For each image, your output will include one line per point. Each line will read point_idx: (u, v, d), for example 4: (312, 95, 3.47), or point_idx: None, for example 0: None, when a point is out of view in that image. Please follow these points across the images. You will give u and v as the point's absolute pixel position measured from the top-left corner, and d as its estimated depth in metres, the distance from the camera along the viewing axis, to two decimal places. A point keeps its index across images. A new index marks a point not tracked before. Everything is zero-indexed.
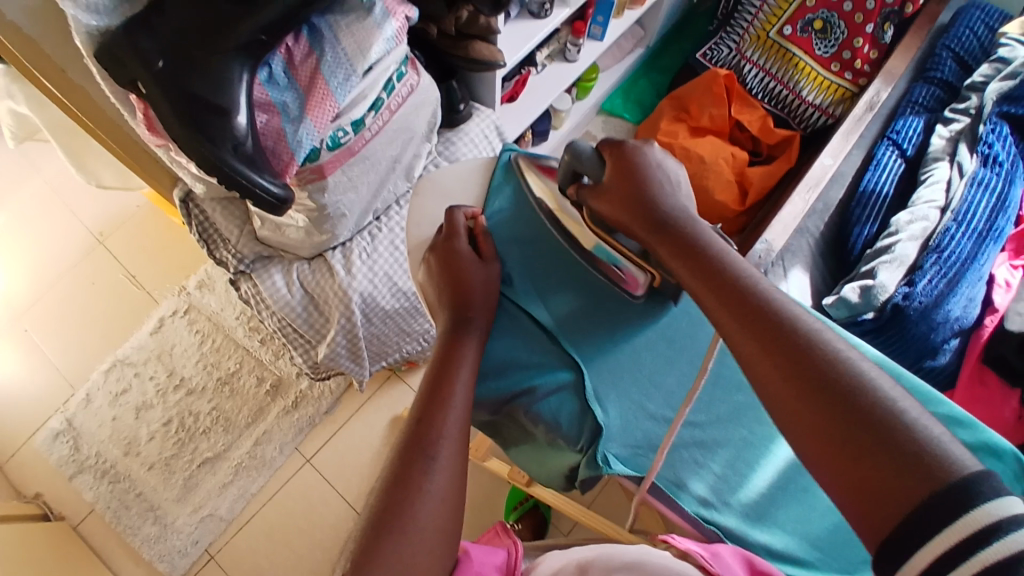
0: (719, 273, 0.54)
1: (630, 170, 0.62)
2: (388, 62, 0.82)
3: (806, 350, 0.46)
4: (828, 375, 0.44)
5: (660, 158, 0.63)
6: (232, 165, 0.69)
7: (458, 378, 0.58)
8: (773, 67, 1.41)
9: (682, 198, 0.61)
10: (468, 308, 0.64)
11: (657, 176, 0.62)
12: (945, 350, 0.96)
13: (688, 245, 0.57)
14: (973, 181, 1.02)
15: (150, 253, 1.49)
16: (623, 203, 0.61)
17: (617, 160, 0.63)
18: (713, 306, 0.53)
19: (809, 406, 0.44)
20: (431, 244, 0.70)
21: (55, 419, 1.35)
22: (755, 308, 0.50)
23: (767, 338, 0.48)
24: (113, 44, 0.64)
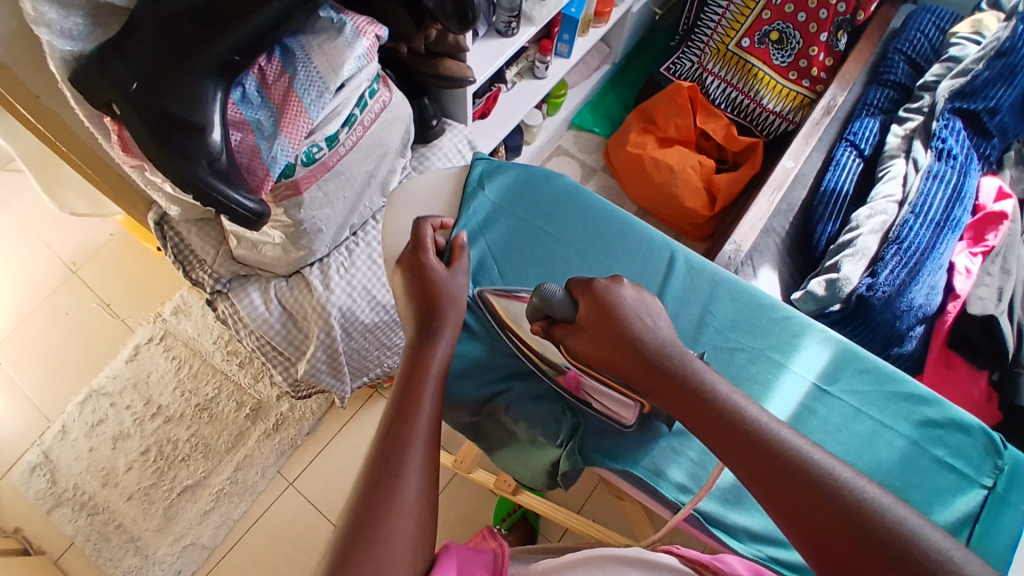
0: (725, 412, 0.52)
1: (603, 316, 0.59)
2: (360, 79, 0.84)
3: (824, 496, 0.46)
4: (859, 519, 0.45)
5: (634, 295, 0.61)
6: (207, 181, 0.70)
7: (427, 388, 0.55)
8: (733, 78, 1.46)
9: (662, 330, 0.60)
10: (434, 317, 0.62)
11: (638, 313, 0.59)
12: (911, 337, 0.99)
13: (686, 383, 0.55)
14: (928, 174, 1.07)
15: (125, 282, 1.47)
16: (605, 345, 0.58)
17: (592, 307, 0.60)
18: (721, 449, 0.51)
19: (847, 556, 0.44)
20: (401, 259, 0.67)
21: (30, 453, 1.31)
22: (765, 448, 0.49)
23: (781, 484, 0.47)
24: (87, 69, 0.65)
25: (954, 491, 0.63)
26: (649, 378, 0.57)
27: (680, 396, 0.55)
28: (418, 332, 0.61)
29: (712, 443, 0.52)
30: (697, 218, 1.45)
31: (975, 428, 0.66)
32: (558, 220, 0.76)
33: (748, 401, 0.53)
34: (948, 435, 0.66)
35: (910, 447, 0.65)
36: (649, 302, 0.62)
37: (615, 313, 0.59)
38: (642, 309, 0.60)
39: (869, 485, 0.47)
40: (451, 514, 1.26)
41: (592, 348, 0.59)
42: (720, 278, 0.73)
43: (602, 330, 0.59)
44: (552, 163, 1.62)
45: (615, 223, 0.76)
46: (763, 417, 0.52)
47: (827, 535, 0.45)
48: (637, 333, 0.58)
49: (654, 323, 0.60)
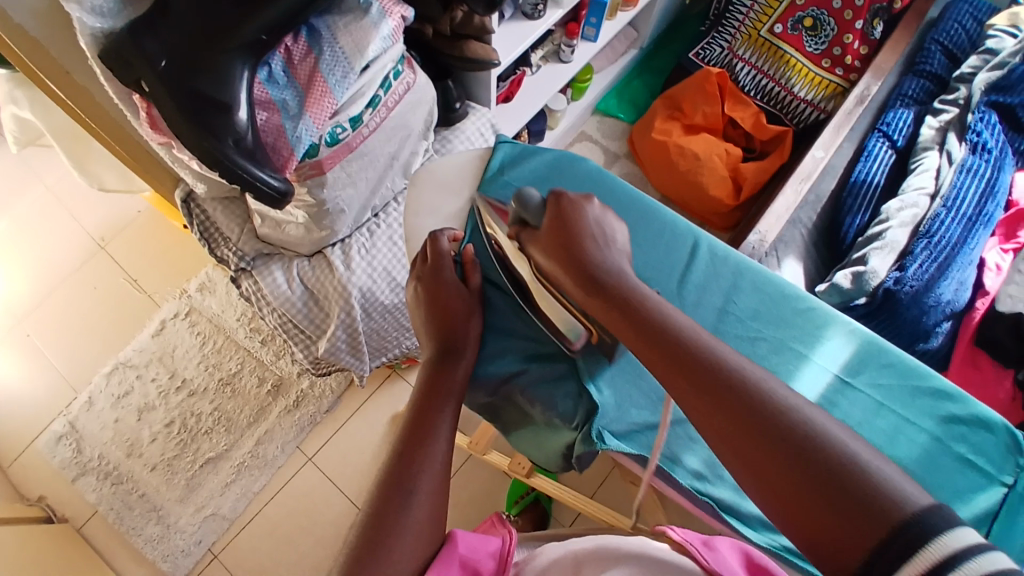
0: (668, 333, 0.54)
1: (563, 226, 0.63)
2: (385, 60, 0.84)
3: (755, 410, 0.47)
4: (788, 432, 0.45)
5: (598, 215, 0.64)
6: (232, 158, 0.71)
7: (443, 412, 0.59)
8: (764, 65, 1.43)
9: (616, 252, 0.63)
10: (454, 339, 0.64)
11: (594, 233, 0.63)
12: (938, 333, 0.98)
13: (634, 304, 0.57)
14: (961, 168, 1.04)
15: (152, 258, 1.50)
16: (561, 254, 0.62)
17: (556, 219, 0.63)
18: (662, 369, 0.53)
19: (772, 466, 0.44)
20: (413, 270, 0.70)
21: (58, 422, 1.36)
22: (704, 367, 0.50)
23: (716, 400, 0.48)
24: (119, 44, 0.65)
25: (975, 489, 0.62)
26: (598, 292, 0.59)
27: (626, 315, 0.56)
28: (437, 353, 0.64)
29: (656, 367, 0.53)
30: (722, 208, 1.43)
31: (999, 426, 0.64)
32: None
33: (689, 320, 0.55)
34: (971, 433, 0.64)
35: (932, 443, 0.64)
36: (614, 231, 0.65)
37: (576, 225, 0.62)
38: (604, 231, 0.64)
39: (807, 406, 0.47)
40: (465, 495, 1.28)
41: (550, 257, 0.63)
42: (744, 267, 0.72)
43: (563, 241, 0.62)
44: (575, 149, 1.60)
45: (640, 207, 0.75)
46: (707, 339, 0.53)
47: (755, 446, 0.46)
48: (593, 248, 0.62)
49: (611, 246, 0.63)
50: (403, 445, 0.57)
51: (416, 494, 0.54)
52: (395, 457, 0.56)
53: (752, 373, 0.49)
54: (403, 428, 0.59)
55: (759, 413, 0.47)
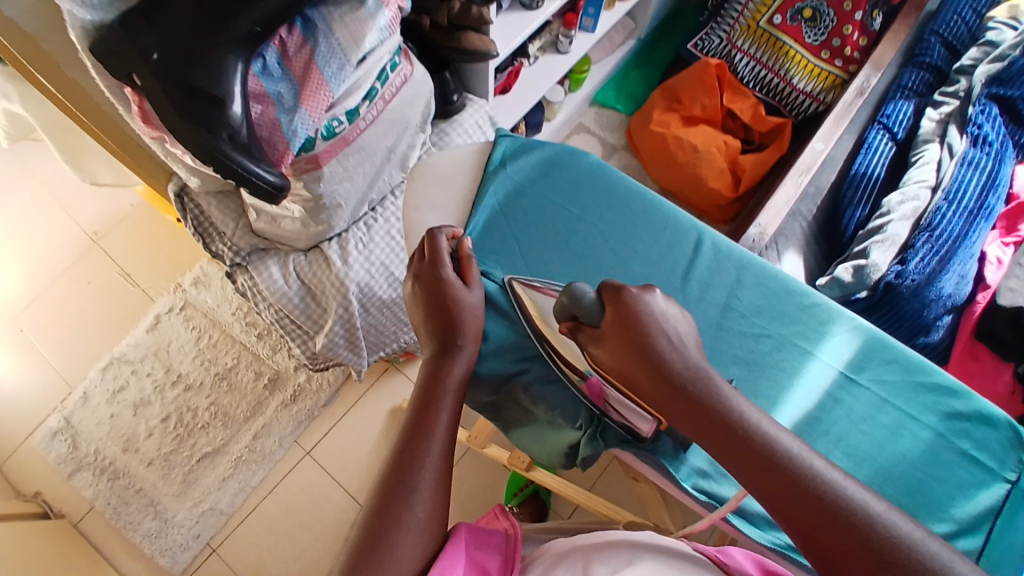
0: (749, 437, 0.52)
1: (627, 324, 0.57)
2: (382, 52, 0.83)
3: (849, 524, 0.46)
4: (886, 548, 0.45)
5: (663, 303, 0.59)
6: (228, 153, 0.70)
7: (443, 408, 0.59)
8: (763, 56, 1.42)
9: (688, 348, 0.58)
10: (455, 336, 0.63)
11: (660, 321, 0.58)
12: (939, 326, 0.98)
13: (710, 404, 0.54)
14: (963, 161, 1.04)
15: (146, 252, 1.49)
16: (631, 361, 0.56)
17: (618, 314, 0.58)
18: (747, 477, 0.51)
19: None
20: (410, 268, 0.69)
21: (53, 418, 1.35)
22: (794, 481, 0.49)
23: (807, 514, 0.48)
24: (111, 39, 0.65)
25: (978, 484, 0.62)
26: (673, 395, 0.55)
27: (703, 417, 0.54)
28: (435, 351, 0.63)
29: (746, 481, 0.51)
30: (721, 199, 1.42)
31: (1002, 421, 0.64)
32: (584, 198, 0.75)
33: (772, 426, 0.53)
34: (973, 429, 0.64)
35: (935, 439, 0.64)
36: (676, 313, 0.60)
37: (643, 326, 0.57)
38: (672, 328, 0.58)
39: (889, 511, 0.48)
40: (464, 488, 1.28)
41: (616, 358, 0.58)
42: (747, 262, 0.72)
43: (630, 345, 0.57)
44: (573, 141, 1.59)
45: (642, 202, 0.75)
46: (784, 440, 0.52)
47: (855, 567, 0.45)
48: (665, 352, 0.56)
49: (678, 335, 0.58)
50: (405, 443, 0.56)
51: (418, 493, 0.53)
52: (397, 455, 0.56)
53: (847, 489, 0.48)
54: (404, 425, 0.58)
55: (839, 517, 0.47)
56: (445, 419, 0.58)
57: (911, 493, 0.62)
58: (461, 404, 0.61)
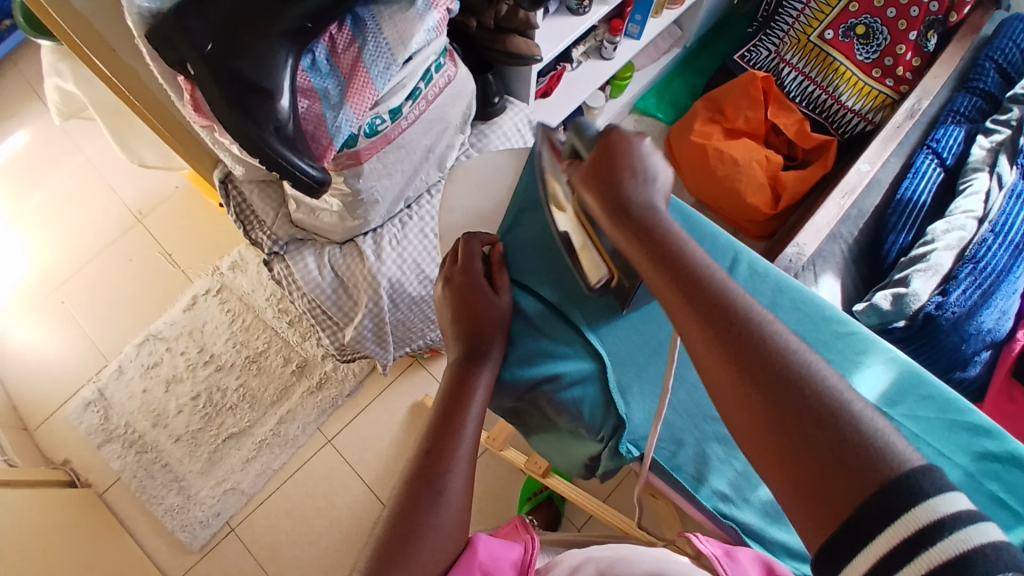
0: (705, 293, 0.49)
1: (611, 159, 0.55)
2: (428, 52, 0.84)
3: (788, 383, 0.43)
4: (817, 410, 0.42)
5: (650, 150, 0.57)
6: (275, 147, 0.72)
7: (470, 412, 0.59)
8: (812, 71, 1.39)
9: (659, 196, 0.56)
10: (483, 340, 0.64)
11: (643, 165, 0.56)
12: (976, 362, 0.95)
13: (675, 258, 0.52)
14: (1011, 193, 1.01)
15: (186, 233, 1.53)
16: (602, 196, 0.55)
17: (602, 157, 0.55)
18: (691, 331, 0.49)
19: (796, 446, 0.41)
20: (442, 270, 0.69)
21: (88, 389, 1.40)
22: (738, 337, 0.46)
23: (746, 374, 0.45)
24: (165, 26, 0.66)
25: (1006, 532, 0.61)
26: (643, 241, 0.54)
27: (667, 269, 0.52)
28: (464, 356, 0.63)
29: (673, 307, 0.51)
30: (759, 216, 1.40)
31: None
32: None
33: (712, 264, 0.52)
34: (1011, 474, 0.62)
35: (965, 480, 0.62)
36: (660, 159, 0.58)
37: (624, 164, 0.55)
38: (651, 171, 0.56)
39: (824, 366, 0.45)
40: (480, 487, 1.28)
41: (592, 192, 0.56)
42: (784, 284, 0.71)
43: (605, 178, 0.55)
44: None
45: (679, 216, 0.74)
46: (745, 301, 0.48)
47: (765, 429, 0.43)
48: (633, 190, 0.55)
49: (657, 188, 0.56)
50: (431, 441, 0.57)
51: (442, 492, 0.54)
52: (422, 452, 0.57)
53: (767, 322, 0.47)
54: (431, 425, 0.59)
55: (750, 343, 0.46)
56: (473, 422, 0.59)
57: None
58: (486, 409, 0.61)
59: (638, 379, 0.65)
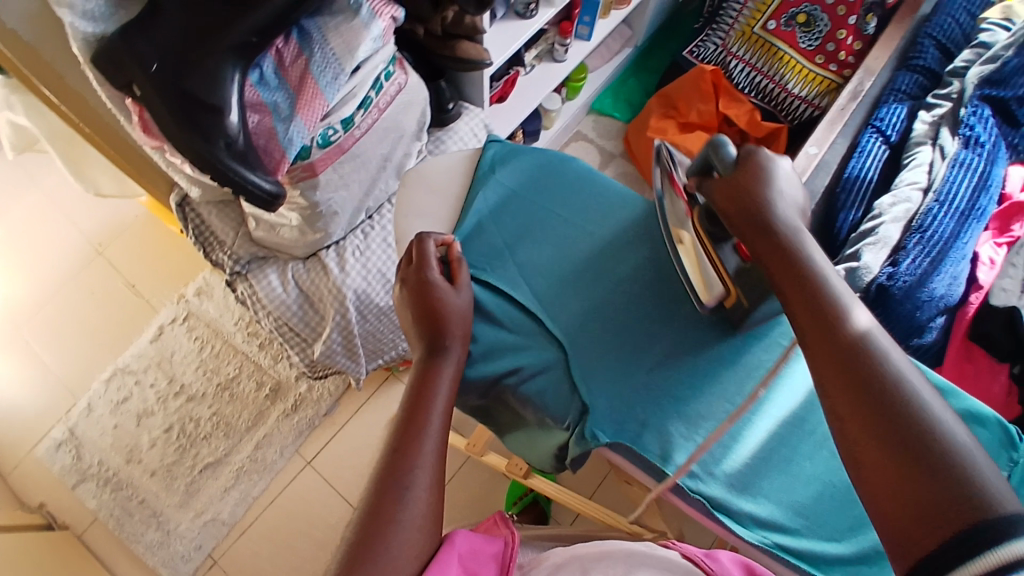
0: (821, 301, 0.51)
1: (750, 178, 0.59)
2: (377, 61, 0.85)
3: (890, 393, 0.44)
4: (914, 431, 0.42)
5: (789, 175, 0.60)
6: (225, 163, 0.71)
7: (435, 408, 0.59)
8: (759, 62, 1.44)
9: (795, 216, 0.58)
10: (445, 337, 0.63)
11: (779, 183, 0.59)
12: (931, 328, 0.97)
13: (795, 263, 0.54)
14: (955, 162, 1.06)
15: (149, 262, 1.50)
16: (737, 206, 0.59)
17: (740, 176, 0.60)
18: (808, 334, 0.50)
19: (882, 455, 0.42)
20: (397, 273, 0.68)
21: (57, 429, 1.36)
22: (849, 344, 0.48)
23: (850, 374, 0.46)
24: (110, 49, 0.67)
25: None
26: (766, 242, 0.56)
27: (790, 276, 0.54)
28: (426, 352, 0.63)
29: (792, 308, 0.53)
30: None
31: (990, 420, 0.66)
32: (572, 202, 0.75)
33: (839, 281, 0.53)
34: (966, 428, 0.66)
35: None
36: (798, 188, 0.60)
37: (764, 184, 0.58)
38: (788, 195, 0.59)
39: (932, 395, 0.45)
40: (464, 496, 1.28)
41: (727, 202, 0.60)
42: None
43: (745, 189, 0.59)
44: (571, 149, 1.60)
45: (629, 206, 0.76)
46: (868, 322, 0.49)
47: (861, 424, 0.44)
48: (772, 205, 0.58)
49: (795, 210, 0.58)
50: (394, 437, 0.57)
51: (415, 491, 0.53)
52: (386, 450, 0.57)
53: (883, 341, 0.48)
54: (395, 423, 0.58)
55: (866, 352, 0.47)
56: (437, 418, 0.59)
57: None
58: (451, 405, 0.61)
59: (599, 362, 0.66)
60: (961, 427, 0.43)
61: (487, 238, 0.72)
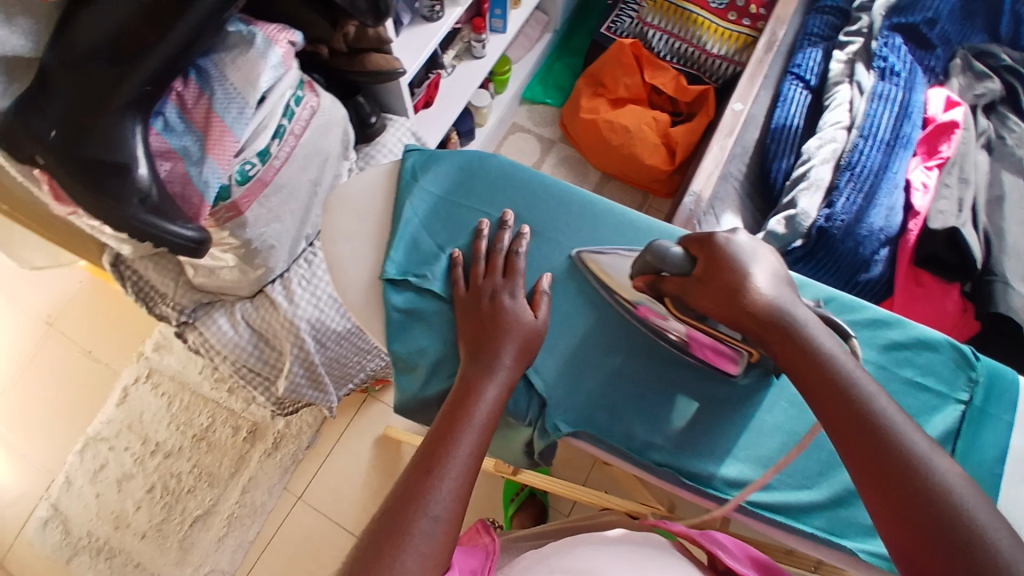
0: (825, 377, 0.53)
1: (715, 258, 0.61)
2: (283, 88, 0.83)
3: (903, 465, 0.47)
4: (925, 488, 0.46)
5: (749, 246, 0.62)
6: (142, 219, 0.70)
7: (474, 424, 0.56)
8: (675, 29, 1.45)
9: (770, 279, 0.60)
10: (497, 352, 0.61)
11: (744, 254, 0.61)
12: (877, 261, 1.01)
13: (787, 332, 0.56)
14: (874, 96, 1.09)
15: (101, 326, 1.47)
16: (713, 288, 0.60)
17: (710, 254, 0.62)
18: (820, 408, 0.53)
19: (907, 514, 0.46)
20: (471, 288, 0.68)
21: (41, 508, 1.32)
22: (851, 404, 0.51)
23: (866, 449, 0.49)
24: (9, 125, 0.65)
25: (931, 410, 0.66)
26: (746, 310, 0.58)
27: (785, 346, 0.56)
28: (474, 366, 0.61)
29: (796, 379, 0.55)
30: (659, 173, 1.43)
31: (938, 344, 0.68)
32: (500, 198, 0.75)
33: (829, 342, 0.55)
34: (917, 355, 0.68)
35: (878, 372, 0.67)
36: (760, 248, 0.63)
37: (731, 259, 0.61)
38: (757, 260, 0.61)
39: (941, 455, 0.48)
40: None
41: (704, 287, 0.61)
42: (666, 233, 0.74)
43: (717, 272, 0.61)
44: (510, 141, 1.59)
45: (561, 194, 0.76)
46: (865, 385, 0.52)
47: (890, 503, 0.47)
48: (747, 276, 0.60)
49: (771, 268, 0.61)
50: (418, 460, 0.54)
51: (434, 502, 0.51)
52: (408, 467, 0.54)
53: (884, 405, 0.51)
54: (430, 434, 0.56)
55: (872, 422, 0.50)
56: (477, 431, 0.56)
57: None
58: (496, 419, 0.58)
59: (550, 357, 0.67)
60: (958, 472, 0.47)
61: (423, 249, 0.72)
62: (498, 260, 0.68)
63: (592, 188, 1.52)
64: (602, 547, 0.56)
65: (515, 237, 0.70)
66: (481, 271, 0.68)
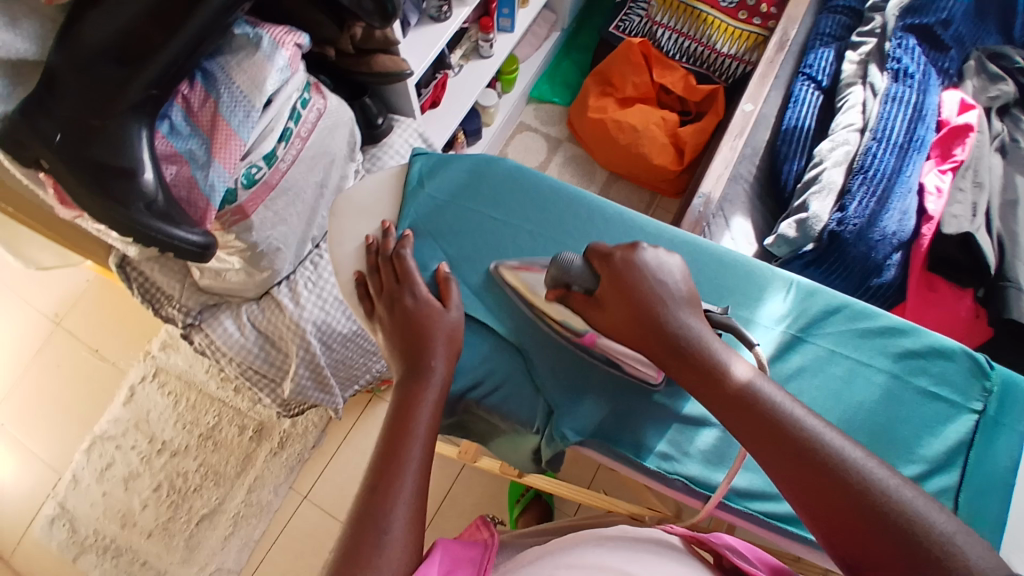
0: (738, 393, 0.53)
1: (624, 289, 0.58)
2: (288, 91, 0.83)
3: (831, 470, 0.47)
4: (862, 494, 0.46)
5: (654, 267, 0.59)
6: (147, 223, 0.69)
7: (415, 438, 0.56)
8: (684, 27, 1.44)
9: (675, 299, 0.58)
10: (428, 358, 0.61)
11: (652, 282, 0.58)
12: (890, 265, 0.99)
13: (694, 355, 0.55)
14: (887, 98, 1.07)
15: (109, 325, 1.47)
16: (619, 320, 0.58)
17: (614, 277, 0.59)
18: (736, 424, 0.52)
19: (852, 527, 0.45)
20: (374, 303, 0.67)
21: (48, 506, 1.33)
22: (770, 423, 0.51)
23: (793, 459, 0.49)
24: (13, 128, 0.64)
25: (943, 420, 0.65)
26: (657, 340, 0.57)
27: (695, 367, 0.55)
28: (404, 374, 0.60)
29: (710, 402, 0.54)
30: (668, 173, 1.42)
31: (952, 351, 0.67)
32: (507, 202, 0.75)
33: (735, 356, 0.55)
34: (931, 363, 0.67)
35: (892, 382, 0.66)
36: (667, 261, 0.61)
37: (637, 289, 0.58)
38: (660, 284, 0.58)
39: (864, 457, 0.48)
40: (464, 505, 1.28)
41: (613, 320, 0.59)
42: (675, 238, 0.73)
43: (625, 305, 0.58)
44: (517, 141, 1.58)
45: (573, 199, 0.75)
46: (776, 395, 0.52)
47: (828, 508, 0.46)
48: (653, 305, 0.57)
49: (678, 287, 0.59)
50: (412, 467, 0.54)
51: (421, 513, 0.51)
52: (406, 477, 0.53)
53: (797, 412, 0.51)
54: (375, 453, 0.55)
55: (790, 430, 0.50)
56: (421, 443, 0.56)
57: (874, 441, 0.64)
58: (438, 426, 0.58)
59: (555, 363, 0.67)
60: (880, 465, 0.48)
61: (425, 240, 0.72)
62: (387, 266, 0.68)
63: (599, 188, 1.51)
64: (608, 542, 0.56)
65: (400, 240, 0.70)
66: (381, 282, 0.68)
